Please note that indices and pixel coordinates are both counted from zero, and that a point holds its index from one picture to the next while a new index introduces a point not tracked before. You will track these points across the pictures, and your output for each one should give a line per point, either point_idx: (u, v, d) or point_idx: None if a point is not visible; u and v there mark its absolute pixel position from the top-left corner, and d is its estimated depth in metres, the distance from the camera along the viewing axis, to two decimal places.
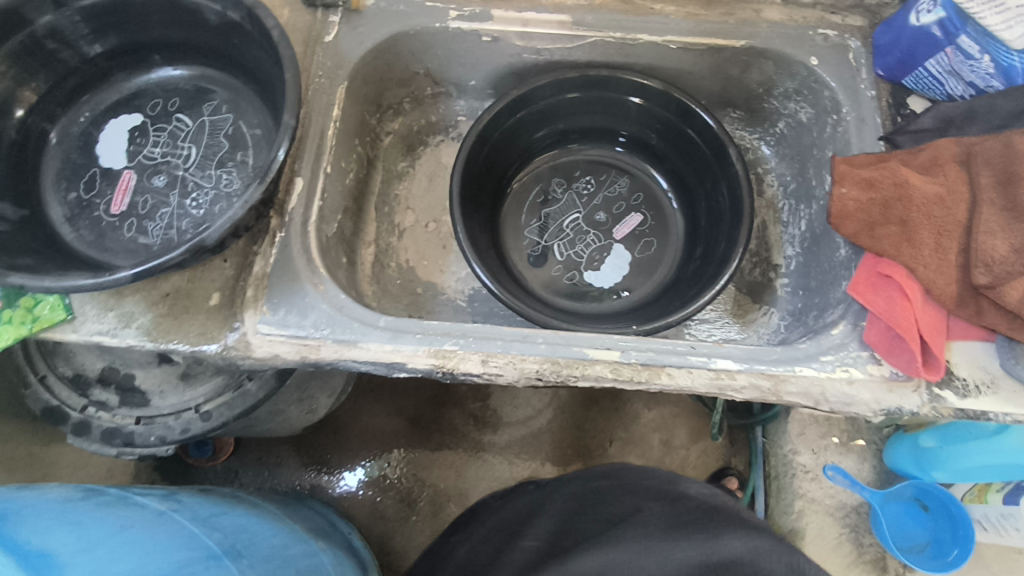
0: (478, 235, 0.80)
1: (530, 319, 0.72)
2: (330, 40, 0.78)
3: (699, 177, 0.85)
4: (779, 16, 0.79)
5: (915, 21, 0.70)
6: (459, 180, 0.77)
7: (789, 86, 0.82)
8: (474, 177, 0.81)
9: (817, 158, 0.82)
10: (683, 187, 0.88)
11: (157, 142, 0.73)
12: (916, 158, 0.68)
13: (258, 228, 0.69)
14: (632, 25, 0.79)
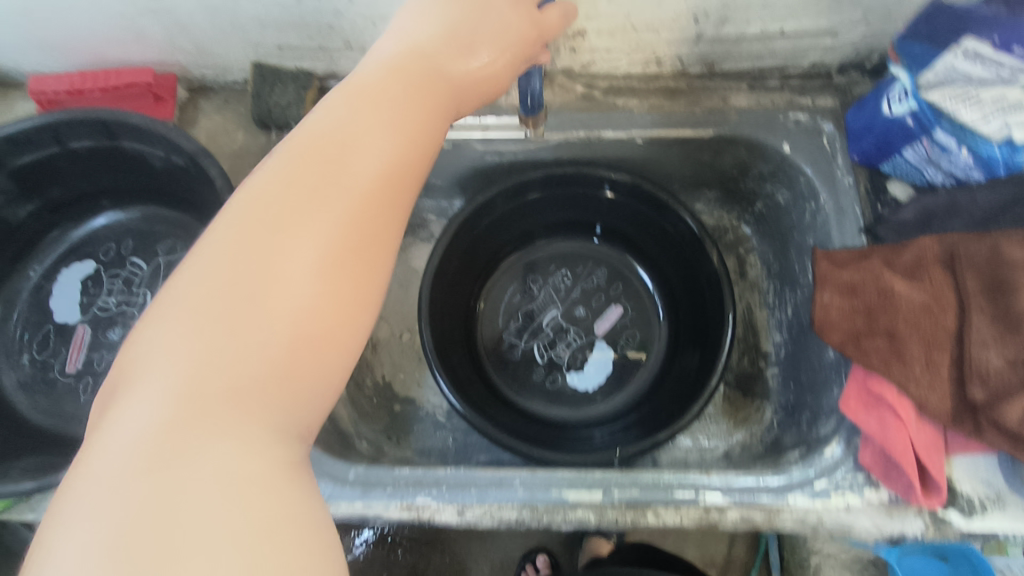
0: (450, 352, 0.78)
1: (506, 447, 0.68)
2: None
3: (681, 270, 0.81)
4: (747, 103, 0.75)
5: (887, 111, 0.66)
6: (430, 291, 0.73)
7: (764, 169, 0.78)
8: (446, 288, 0.78)
9: (798, 243, 0.78)
10: (664, 278, 0.85)
11: (111, 291, 0.70)
12: (899, 257, 0.64)
13: None
14: (595, 122, 0.75)
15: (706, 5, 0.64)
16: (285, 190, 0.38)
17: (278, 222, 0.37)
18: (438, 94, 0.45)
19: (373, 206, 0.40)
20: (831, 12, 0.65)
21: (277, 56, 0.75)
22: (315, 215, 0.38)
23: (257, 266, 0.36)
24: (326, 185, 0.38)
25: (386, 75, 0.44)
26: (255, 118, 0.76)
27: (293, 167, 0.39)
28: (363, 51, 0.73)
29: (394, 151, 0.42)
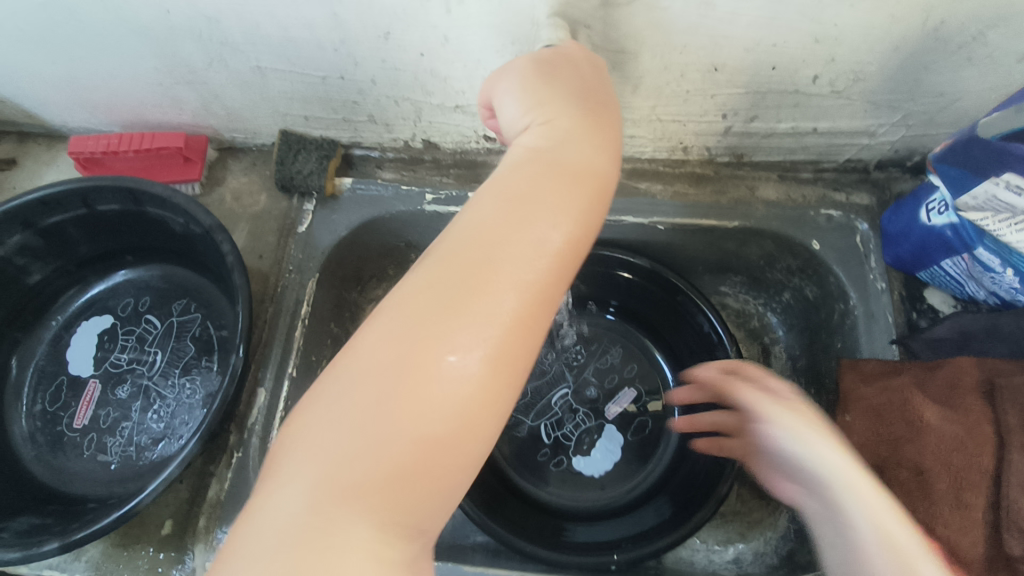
0: None
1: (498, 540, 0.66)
2: (303, 230, 0.75)
3: (702, 360, 0.78)
4: (776, 195, 0.73)
5: (925, 219, 0.62)
6: None
7: (792, 263, 0.74)
8: None
9: (825, 343, 0.73)
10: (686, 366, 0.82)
11: (125, 347, 0.71)
12: (932, 377, 0.59)
13: (216, 448, 0.67)
14: (617, 206, 0.73)
15: (734, 105, 0.64)
16: (450, 294, 0.35)
17: (411, 335, 0.34)
18: (594, 191, 0.40)
19: (527, 310, 0.36)
20: (867, 115, 0.64)
21: (304, 125, 0.77)
22: (461, 321, 0.34)
23: (397, 377, 0.34)
24: (480, 292, 0.35)
25: (514, 170, 0.40)
26: (277, 184, 0.77)
27: (432, 273, 0.36)
28: (387, 124, 0.74)
29: (543, 247, 0.37)
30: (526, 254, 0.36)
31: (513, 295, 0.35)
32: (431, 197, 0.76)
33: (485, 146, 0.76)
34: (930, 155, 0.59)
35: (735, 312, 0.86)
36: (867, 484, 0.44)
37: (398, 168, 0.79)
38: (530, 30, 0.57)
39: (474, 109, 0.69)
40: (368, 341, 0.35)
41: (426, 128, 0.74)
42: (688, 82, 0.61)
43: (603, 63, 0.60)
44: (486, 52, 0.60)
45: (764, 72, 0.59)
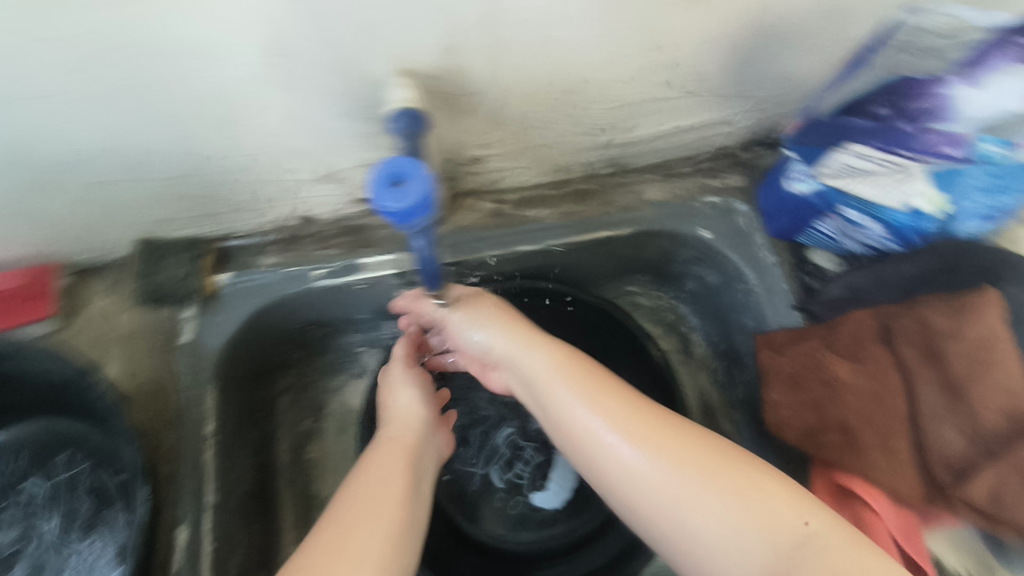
0: None
1: None
2: (188, 339, 0.68)
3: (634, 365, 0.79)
4: (661, 194, 0.74)
5: (794, 189, 0.65)
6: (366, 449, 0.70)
7: (688, 255, 0.76)
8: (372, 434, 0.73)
9: (736, 322, 0.76)
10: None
11: (7, 522, 0.63)
12: (837, 336, 0.61)
13: None
14: (510, 239, 0.71)
15: (598, 121, 0.65)
16: (353, 512, 0.49)
17: (330, 553, 0.46)
18: (414, 452, 0.59)
19: (405, 508, 0.51)
20: (719, 105, 0.67)
21: (163, 228, 0.70)
22: (369, 528, 0.48)
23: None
24: (376, 510, 0.50)
25: (372, 449, 0.58)
26: (147, 297, 0.70)
27: (339, 507, 0.50)
28: (255, 208, 0.70)
29: (405, 465, 0.56)
30: (396, 469, 0.55)
31: (397, 500, 0.51)
32: (321, 272, 0.71)
33: (364, 209, 0.73)
34: (783, 137, 0.64)
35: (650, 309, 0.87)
36: (712, 518, 0.45)
37: (280, 250, 0.73)
38: (381, 91, 0.55)
39: (343, 176, 0.66)
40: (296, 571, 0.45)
41: (298, 204, 0.70)
42: (550, 109, 0.62)
43: (462, 108, 0.59)
44: (341, 121, 0.58)
45: (619, 86, 0.60)
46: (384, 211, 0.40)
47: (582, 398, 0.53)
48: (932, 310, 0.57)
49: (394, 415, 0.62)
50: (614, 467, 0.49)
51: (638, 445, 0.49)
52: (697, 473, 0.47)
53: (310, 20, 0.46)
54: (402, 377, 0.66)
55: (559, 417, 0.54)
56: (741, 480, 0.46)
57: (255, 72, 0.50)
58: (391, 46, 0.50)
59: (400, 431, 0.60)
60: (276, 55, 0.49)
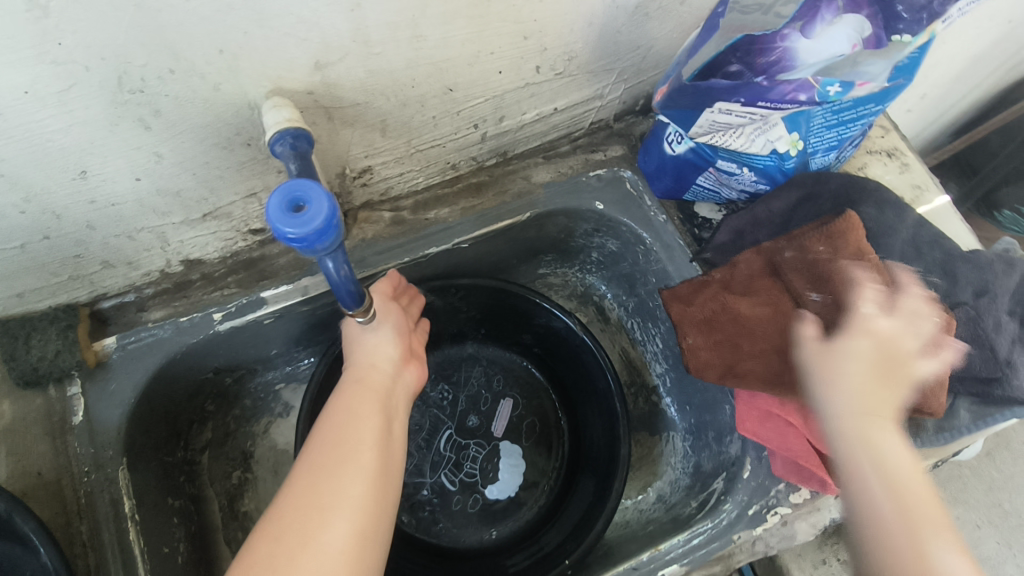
0: None
1: None
2: (81, 419, 0.62)
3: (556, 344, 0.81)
4: (548, 175, 0.76)
5: (671, 151, 0.70)
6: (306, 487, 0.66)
7: (587, 228, 0.79)
8: None
9: (643, 282, 0.80)
10: (544, 355, 0.85)
11: None
12: (732, 277, 0.67)
13: None
14: (416, 244, 0.71)
15: (480, 114, 0.66)
16: (324, 457, 0.49)
17: (309, 496, 0.46)
18: (386, 392, 0.56)
19: (377, 449, 0.51)
20: (589, 83, 0.70)
21: (20, 304, 0.62)
22: (340, 471, 0.48)
23: (306, 535, 0.44)
24: (347, 451, 0.49)
25: (342, 391, 0.56)
26: (18, 382, 0.62)
27: (311, 454, 0.50)
28: (129, 262, 0.63)
29: (376, 406, 0.54)
30: (367, 410, 0.53)
31: (369, 440, 0.51)
32: (220, 315, 0.66)
33: (255, 239, 0.69)
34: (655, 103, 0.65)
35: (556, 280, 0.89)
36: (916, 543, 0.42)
37: (167, 301, 0.67)
38: (252, 115, 0.52)
39: (225, 210, 0.62)
40: (279, 512, 0.45)
41: (179, 249, 0.65)
42: (431, 109, 0.62)
43: (342, 121, 0.57)
44: (212, 152, 0.54)
45: (493, 77, 0.61)
46: (284, 237, 0.39)
47: (888, 333, 0.52)
48: (811, 240, 0.62)
49: (361, 360, 0.59)
50: (850, 464, 0.47)
51: (871, 456, 0.47)
52: (914, 488, 0.45)
53: (157, 51, 0.43)
54: (377, 321, 0.63)
55: (827, 395, 0.51)
56: (936, 520, 0.44)
57: (103, 116, 0.46)
58: (254, 66, 0.47)
59: (368, 374, 0.57)
60: (121, 95, 0.45)
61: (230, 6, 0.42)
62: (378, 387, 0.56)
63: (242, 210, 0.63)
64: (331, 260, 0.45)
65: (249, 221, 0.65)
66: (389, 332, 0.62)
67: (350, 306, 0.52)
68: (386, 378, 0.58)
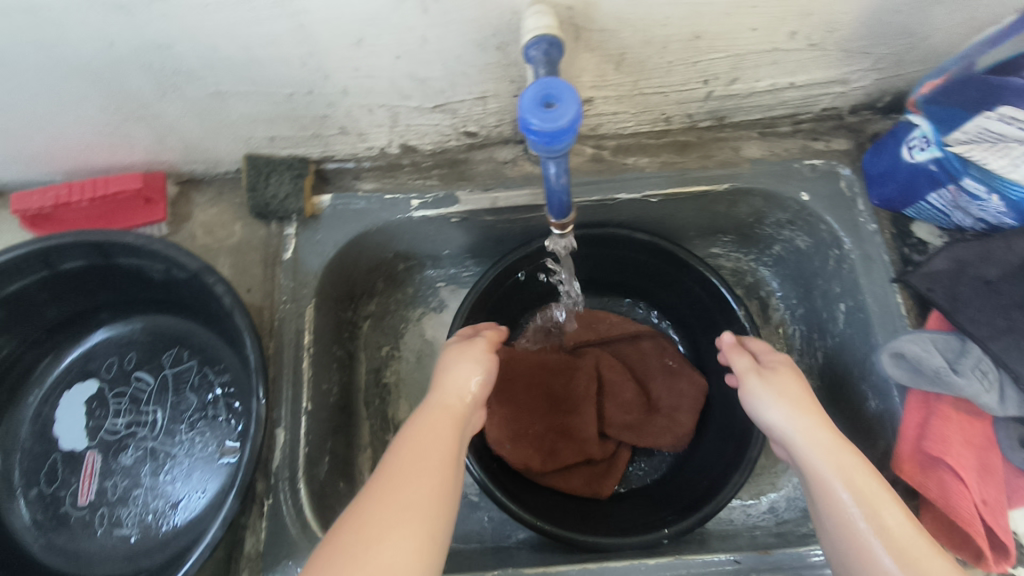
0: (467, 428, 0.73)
1: (527, 523, 0.66)
2: (289, 257, 0.71)
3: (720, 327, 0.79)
4: (759, 152, 0.73)
5: (908, 156, 0.64)
6: None
7: (781, 217, 0.75)
8: None
9: (823, 288, 0.75)
10: (700, 335, 0.83)
11: (118, 411, 0.66)
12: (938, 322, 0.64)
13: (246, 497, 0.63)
14: (608, 185, 0.72)
15: (715, 70, 0.64)
16: (403, 465, 0.48)
17: (386, 499, 0.45)
18: (462, 415, 0.54)
19: (448, 468, 0.49)
20: (841, 63, 0.65)
21: (270, 146, 0.72)
22: (416, 480, 0.47)
23: (377, 535, 0.43)
24: (418, 469, 0.48)
25: (424, 406, 0.54)
26: (252, 211, 0.72)
27: (389, 459, 0.49)
28: (360, 134, 0.71)
29: (450, 426, 0.52)
30: (443, 429, 0.51)
31: (441, 459, 0.49)
32: (417, 203, 0.73)
33: (466, 142, 0.74)
34: (913, 94, 0.60)
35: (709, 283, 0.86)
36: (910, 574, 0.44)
37: (377, 177, 0.75)
38: (511, 19, 0.55)
39: (453, 106, 0.67)
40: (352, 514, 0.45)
41: (402, 132, 0.71)
42: (671, 53, 0.61)
43: (585, 44, 0.59)
44: (467, 47, 0.58)
45: (745, 33, 0.59)
46: (528, 128, 0.42)
47: (815, 418, 0.54)
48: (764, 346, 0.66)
49: (445, 384, 0.56)
50: (833, 529, 0.49)
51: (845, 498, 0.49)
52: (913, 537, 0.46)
53: None
54: (461, 354, 0.60)
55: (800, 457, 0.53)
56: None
57: None
58: None
59: (451, 397, 0.55)
60: None
61: None
62: (458, 412, 0.54)
63: (467, 110, 0.68)
64: (554, 166, 0.47)
65: (466, 122, 0.70)
66: (478, 371, 0.58)
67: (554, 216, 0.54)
68: (465, 403, 0.55)
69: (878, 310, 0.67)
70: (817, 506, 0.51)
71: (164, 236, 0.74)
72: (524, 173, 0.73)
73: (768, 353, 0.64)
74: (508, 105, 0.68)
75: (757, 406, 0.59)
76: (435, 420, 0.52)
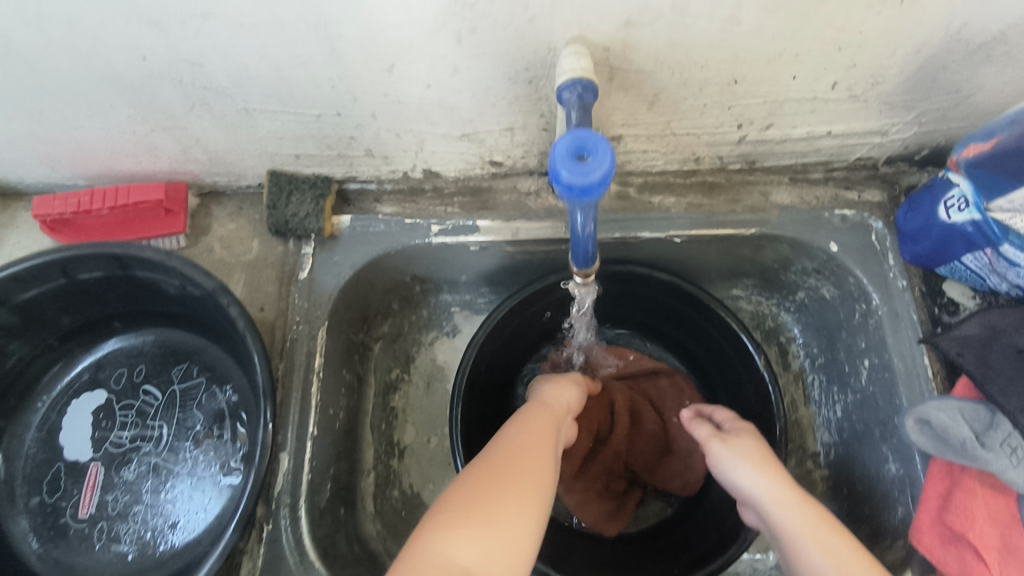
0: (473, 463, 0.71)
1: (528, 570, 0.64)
2: (305, 277, 0.70)
3: (738, 374, 0.77)
4: (789, 199, 0.72)
5: (945, 216, 0.62)
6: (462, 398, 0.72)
7: (807, 265, 0.73)
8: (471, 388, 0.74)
9: (847, 341, 0.73)
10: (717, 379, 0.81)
11: (124, 424, 0.66)
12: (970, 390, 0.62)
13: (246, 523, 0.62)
14: (632, 223, 0.71)
15: (750, 115, 0.63)
16: (522, 441, 0.50)
17: (509, 464, 0.47)
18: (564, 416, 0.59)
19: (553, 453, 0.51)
20: (882, 116, 0.63)
21: (294, 164, 0.72)
22: (542, 442, 0.51)
23: (500, 487, 0.44)
24: (543, 434, 0.52)
25: (527, 409, 0.57)
26: (271, 228, 0.72)
27: (501, 438, 0.51)
28: (385, 157, 0.70)
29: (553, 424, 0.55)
30: (548, 424, 0.54)
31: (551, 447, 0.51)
32: (438, 229, 0.72)
33: (490, 171, 0.73)
34: (957, 156, 0.62)
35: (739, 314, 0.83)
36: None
37: (398, 201, 0.75)
38: (547, 55, 0.54)
39: (480, 136, 0.66)
40: (472, 473, 0.46)
41: (427, 158, 0.70)
42: (706, 96, 0.60)
43: (620, 84, 0.57)
44: (499, 81, 0.57)
45: (785, 81, 0.58)
46: (557, 179, 0.40)
47: (779, 480, 0.54)
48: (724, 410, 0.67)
49: (547, 398, 0.61)
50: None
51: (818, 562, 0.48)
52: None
53: None
54: (559, 382, 0.67)
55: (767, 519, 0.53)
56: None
57: (431, 23, 0.50)
58: (572, 9, 0.49)
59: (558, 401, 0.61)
60: (454, 7, 0.48)
61: None
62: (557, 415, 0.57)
63: (494, 140, 0.67)
64: (580, 216, 0.46)
65: (492, 152, 0.69)
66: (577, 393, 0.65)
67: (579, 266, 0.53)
68: (561, 413, 0.59)
69: (904, 372, 0.65)
70: (795, 574, 0.50)
71: (181, 248, 0.74)
72: (547, 206, 0.72)
73: (730, 423, 0.65)
74: (536, 138, 0.67)
75: (725, 473, 0.58)
76: (549, 412, 0.58)
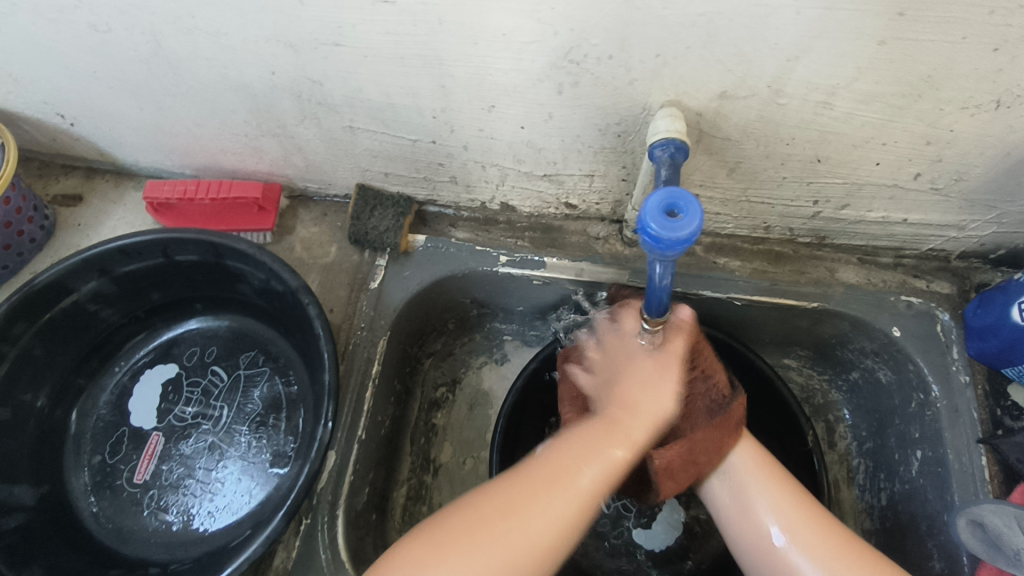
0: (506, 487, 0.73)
1: None
2: (375, 286, 0.73)
3: (777, 451, 0.76)
4: (855, 278, 0.72)
5: (1017, 316, 0.62)
6: (504, 423, 0.73)
7: (866, 345, 0.72)
8: (515, 416, 0.75)
9: (900, 429, 0.72)
10: None
11: (189, 400, 0.70)
12: None
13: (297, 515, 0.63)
14: (695, 279, 0.72)
15: (828, 193, 0.64)
16: (493, 506, 0.48)
17: (511, 507, 0.47)
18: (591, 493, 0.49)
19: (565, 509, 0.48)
20: (960, 211, 0.64)
21: (383, 181, 0.76)
22: (523, 500, 0.47)
23: (489, 538, 0.46)
24: (528, 494, 0.48)
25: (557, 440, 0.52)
26: (351, 237, 0.76)
27: (525, 475, 0.49)
28: (467, 186, 0.74)
29: (573, 461, 0.49)
30: (572, 468, 0.49)
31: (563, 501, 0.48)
32: (506, 259, 0.74)
33: (564, 211, 0.76)
34: None
35: (791, 397, 0.71)
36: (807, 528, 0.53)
37: (472, 228, 0.78)
38: (640, 113, 0.57)
39: (561, 178, 0.69)
40: (479, 505, 0.48)
41: (507, 192, 0.74)
42: (787, 170, 0.62)
43: (705, 147, 0.60)
44: (590, 130, 0.60)
45: (868, 166, 0.59)
46: (646, 231, 0.43)
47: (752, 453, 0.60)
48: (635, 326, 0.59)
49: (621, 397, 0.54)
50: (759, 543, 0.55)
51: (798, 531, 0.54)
52: (817, 537, 0.52)
53: (614, 36, 0.49)
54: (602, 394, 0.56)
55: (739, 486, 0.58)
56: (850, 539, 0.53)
57: (538, 72, 0.54)
58: (673, 76, 0.52)
59: (586, 433, 0.51)
60: (563, 60, 0.52)
61: (692, 24, 0.46)
62: (602, 450, 0.50)
63: (573, 184, 0.70)
64: (659, 267, 0.49)
65: (569, 195, 0.72)
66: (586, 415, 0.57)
67: (649, 314, 0.56)
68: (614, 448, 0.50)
69: (958, 469, 0.64)
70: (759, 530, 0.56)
71: (265, 244, 0.79)
72: (614, 252, 0.74)
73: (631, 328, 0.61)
74: (614, 187, 0.69)
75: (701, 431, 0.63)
76: (566, 457, 0.50)
